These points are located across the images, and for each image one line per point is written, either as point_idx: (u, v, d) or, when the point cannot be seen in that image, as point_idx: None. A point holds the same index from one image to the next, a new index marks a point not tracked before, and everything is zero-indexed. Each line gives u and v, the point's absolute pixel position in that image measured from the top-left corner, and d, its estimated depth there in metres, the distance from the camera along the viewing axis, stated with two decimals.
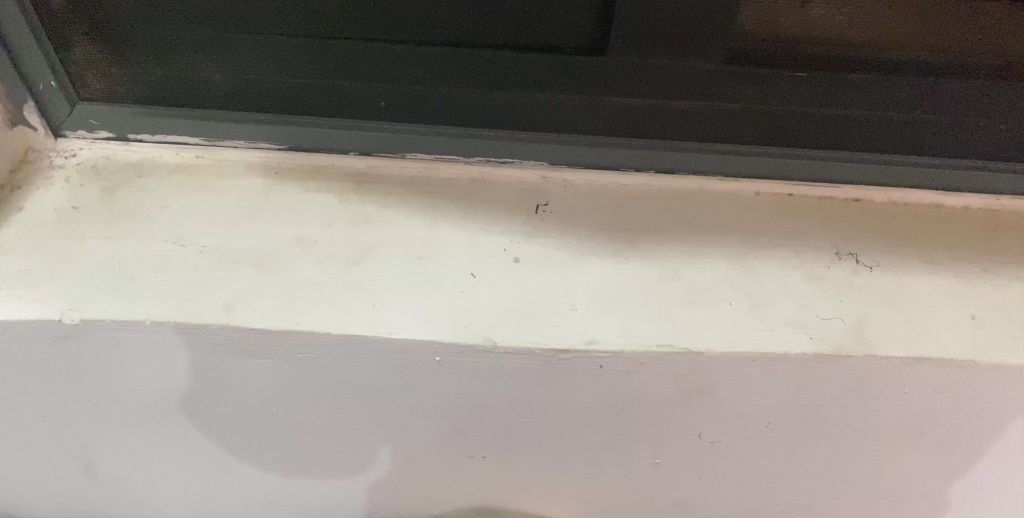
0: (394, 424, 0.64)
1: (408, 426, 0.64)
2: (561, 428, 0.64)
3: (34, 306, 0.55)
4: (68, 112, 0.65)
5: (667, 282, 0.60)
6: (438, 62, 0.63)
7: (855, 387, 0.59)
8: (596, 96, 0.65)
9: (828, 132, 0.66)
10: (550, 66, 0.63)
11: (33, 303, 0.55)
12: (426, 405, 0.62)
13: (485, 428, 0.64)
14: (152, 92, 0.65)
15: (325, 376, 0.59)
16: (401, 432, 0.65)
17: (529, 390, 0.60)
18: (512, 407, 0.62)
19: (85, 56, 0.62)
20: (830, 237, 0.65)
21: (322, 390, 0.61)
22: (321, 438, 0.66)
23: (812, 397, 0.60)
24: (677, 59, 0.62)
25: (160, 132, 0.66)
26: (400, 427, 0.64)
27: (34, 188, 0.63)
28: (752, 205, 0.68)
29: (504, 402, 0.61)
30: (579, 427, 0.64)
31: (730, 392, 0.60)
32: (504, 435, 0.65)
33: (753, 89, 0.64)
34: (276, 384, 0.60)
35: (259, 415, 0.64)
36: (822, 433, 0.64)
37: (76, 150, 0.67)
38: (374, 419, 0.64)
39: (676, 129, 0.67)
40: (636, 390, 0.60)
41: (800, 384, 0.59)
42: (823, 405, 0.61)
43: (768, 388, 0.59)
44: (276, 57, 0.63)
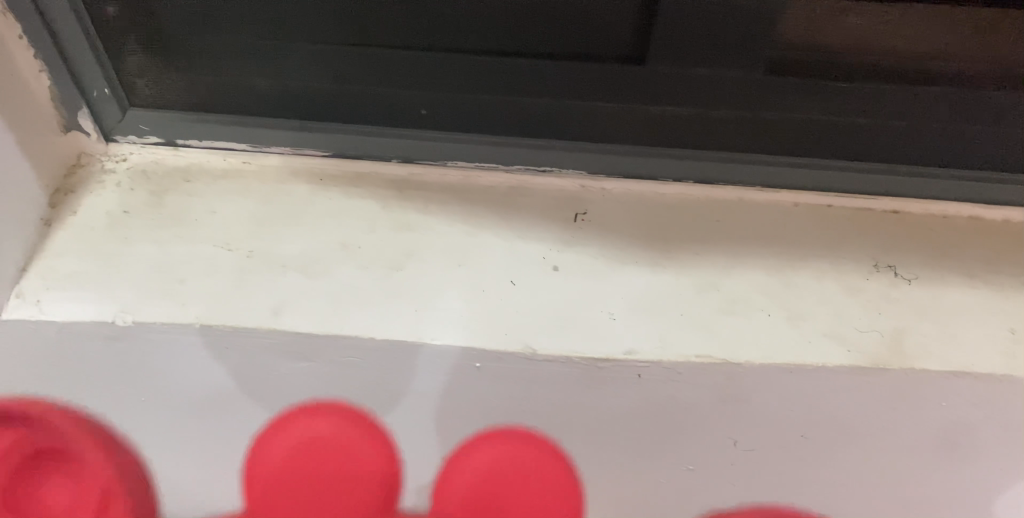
0: None
1: None
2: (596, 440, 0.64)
3: (90, 307, 0.58)
4: (119, 118, 0.66)
5: (705, 292, 0.61)
6: (480, 70, 0.65)
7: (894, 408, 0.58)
8: (634, 104, 0.66)
9: (865, 143, 0.67)
10: (590, 74, 0.65)
11: (88, 306, 0.58)
12: None
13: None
14: (202, 98, 0.67)
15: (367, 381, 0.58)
16: None
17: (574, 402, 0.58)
18: None
19: (137, 63, 0.64)
20: (868, 248, 0.64)
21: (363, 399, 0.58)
22: None
23: (855, 418, 0.58)
24: (716, 67, 0.63)
25: (206, 137, 0.67)
26: None
27: (86, 192, 0.65)
28: (789, 218, 0.67)
29: None
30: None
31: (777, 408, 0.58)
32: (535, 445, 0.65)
33: (790, 99, 0.65)
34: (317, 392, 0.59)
35: None
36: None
37: (126, 154, 0.68)
38: None
39: (713, 138, 0.68)
40: (682, 407, 0.58)
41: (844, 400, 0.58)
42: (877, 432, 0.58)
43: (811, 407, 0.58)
44: (322, 64, 0.65)
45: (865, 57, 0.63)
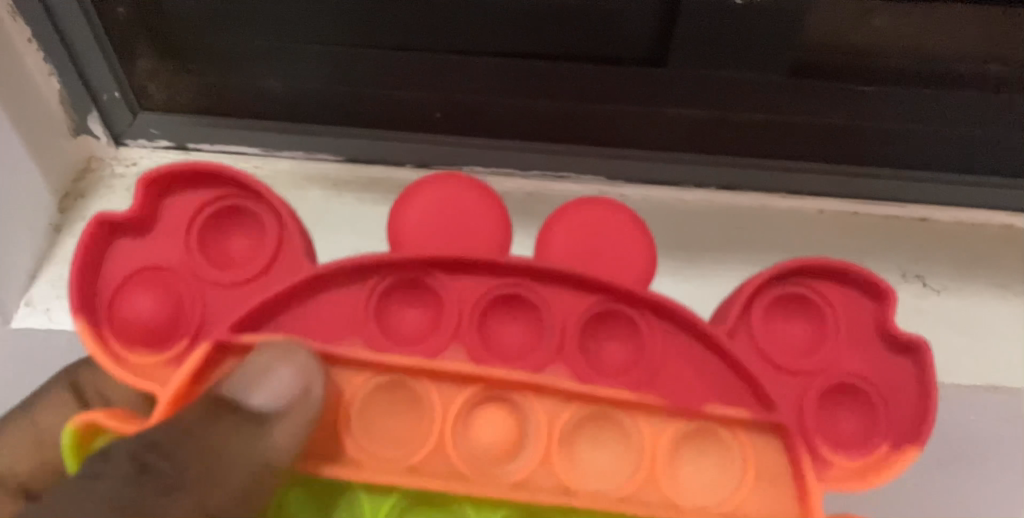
0: None
1: None
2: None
3: None
4: (129, 122, 0.65)
5: None
6: (497, 73, 0.63)
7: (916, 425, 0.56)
8: (656, 106, 0.64)
9: (894, 149, 0.65)
10: (610, 76, 0.63)
11: None
12: None
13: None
14: (212, 101, 0.65)
15: None
16: None
17: None
18: None
19: (146, 67, 0.63)
20: (894, 257, 0.63)
21: None
22: None
23: None
24: (741, 70, 0.61)
25: (218, 141, 0.66)
26: None
27: (97, 197, 0.64)
28: (811, 226, 0.65)
29: None
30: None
31: None
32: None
33: (818, 104, 0.63)
34: None
35: None
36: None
37: (136, 159, 0.66)
38: None
39: (736, 142, 0.66)
40: None
41: None
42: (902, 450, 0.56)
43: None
44: (336, 67, 0.64)
45: (897, 59, 0.61)
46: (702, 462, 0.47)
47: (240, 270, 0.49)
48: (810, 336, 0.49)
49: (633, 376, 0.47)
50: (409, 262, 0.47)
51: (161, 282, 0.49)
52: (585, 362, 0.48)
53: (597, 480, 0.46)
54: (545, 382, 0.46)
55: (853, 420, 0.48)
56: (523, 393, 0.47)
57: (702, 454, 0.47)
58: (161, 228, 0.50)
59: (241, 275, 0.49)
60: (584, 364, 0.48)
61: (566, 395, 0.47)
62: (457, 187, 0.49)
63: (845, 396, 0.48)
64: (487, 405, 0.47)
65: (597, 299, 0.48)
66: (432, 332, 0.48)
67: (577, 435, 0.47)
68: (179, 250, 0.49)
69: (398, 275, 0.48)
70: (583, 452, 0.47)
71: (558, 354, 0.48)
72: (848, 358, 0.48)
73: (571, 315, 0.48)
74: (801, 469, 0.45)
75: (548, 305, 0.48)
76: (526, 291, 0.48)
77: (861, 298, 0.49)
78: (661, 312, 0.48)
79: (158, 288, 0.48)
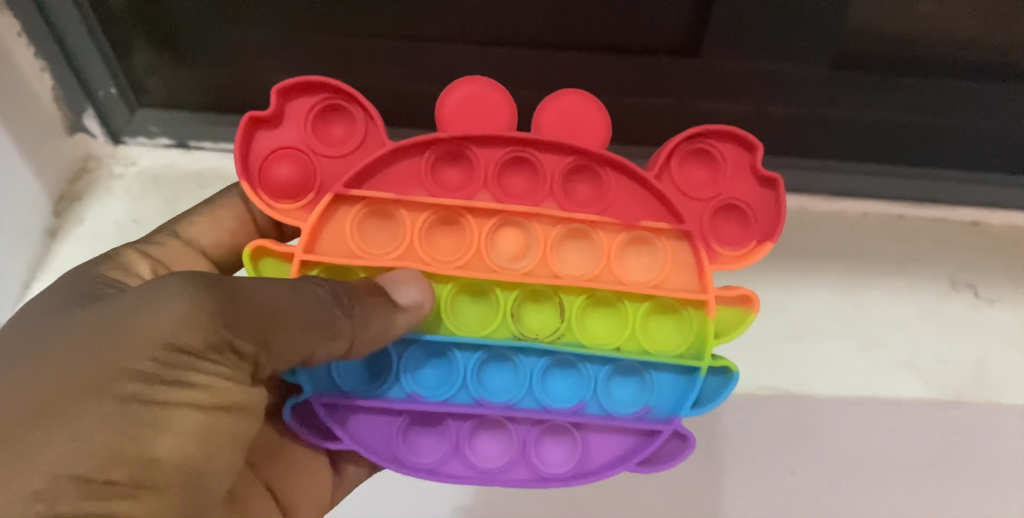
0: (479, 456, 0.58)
1: None
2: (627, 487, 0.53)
3: None
4: (128, 119, 0.61)
5: (768, 316, 0.55)
6: (522, 64, 0.61)
7: (961, 444, 0.52)
8: (686, 99, 0.61)
9: (941, 148, 0.60)
10: (636, 69, 0.60)
11: None
12: None
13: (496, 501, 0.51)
14: (214, 98, 0.62)
15: None
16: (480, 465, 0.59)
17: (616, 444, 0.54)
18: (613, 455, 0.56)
19: (146, 61, 0.59)
20: (944, 263, 0.58)
21: None
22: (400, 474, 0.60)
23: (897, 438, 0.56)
24: (778, 61, 0.57)
25: (222, 139, 0.62)
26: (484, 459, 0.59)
27: (95, 198, 0.61)
28: (858, 230, 0.59)
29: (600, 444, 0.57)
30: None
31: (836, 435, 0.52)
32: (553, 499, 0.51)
33: (864, 98, 0.59)
34: None
35: None
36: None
37: (135, 158, 0.62)
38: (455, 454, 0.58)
39: (773, 140, 0.62)
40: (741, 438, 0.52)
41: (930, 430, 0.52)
42: (955, 466, 0.52)
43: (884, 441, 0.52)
44: (350, 61, 0.60)
45: (949, 51, 0.56)
46: (644, 258, 0.40)
47: (364, 135, 0.39)
48: (710, 174, 0.40)
49: (620, 204, 0.39)
50: (444, 139, 0.39)
51: (293, 156, 0.39)
52: (566, 198, 0.39)
53: (578, 274, 0.40)
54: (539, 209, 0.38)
55: (736, 226, 0.39)
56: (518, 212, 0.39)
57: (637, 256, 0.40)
58: (285, 105, 0.39)
59: (364, 138, 0.39)
60: (568, 201, 0.39)
61: (556, 224, 0.39)
62: (473, 91, 0.39)
63: (730, 211, 0.39)
64: (505, 230, 0.40)
65: (585, 153, 0.39)
66: (444, 183, 0.40)
67: (557, 243, 0.40)
68: (303, 123, 0.39)
69: (433, 148, 0.39)
70: (564, 248, 0.40)
71: (554, 190, 0.39)
72: (739, 185, 0.39)
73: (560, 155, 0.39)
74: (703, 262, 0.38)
75: (540, 153, 0.39)
76: (529, 151, 0.39)
77: (740, 148, 0.39)
78: (624, 164, 0.39)
79: (291, 159, 0.39)
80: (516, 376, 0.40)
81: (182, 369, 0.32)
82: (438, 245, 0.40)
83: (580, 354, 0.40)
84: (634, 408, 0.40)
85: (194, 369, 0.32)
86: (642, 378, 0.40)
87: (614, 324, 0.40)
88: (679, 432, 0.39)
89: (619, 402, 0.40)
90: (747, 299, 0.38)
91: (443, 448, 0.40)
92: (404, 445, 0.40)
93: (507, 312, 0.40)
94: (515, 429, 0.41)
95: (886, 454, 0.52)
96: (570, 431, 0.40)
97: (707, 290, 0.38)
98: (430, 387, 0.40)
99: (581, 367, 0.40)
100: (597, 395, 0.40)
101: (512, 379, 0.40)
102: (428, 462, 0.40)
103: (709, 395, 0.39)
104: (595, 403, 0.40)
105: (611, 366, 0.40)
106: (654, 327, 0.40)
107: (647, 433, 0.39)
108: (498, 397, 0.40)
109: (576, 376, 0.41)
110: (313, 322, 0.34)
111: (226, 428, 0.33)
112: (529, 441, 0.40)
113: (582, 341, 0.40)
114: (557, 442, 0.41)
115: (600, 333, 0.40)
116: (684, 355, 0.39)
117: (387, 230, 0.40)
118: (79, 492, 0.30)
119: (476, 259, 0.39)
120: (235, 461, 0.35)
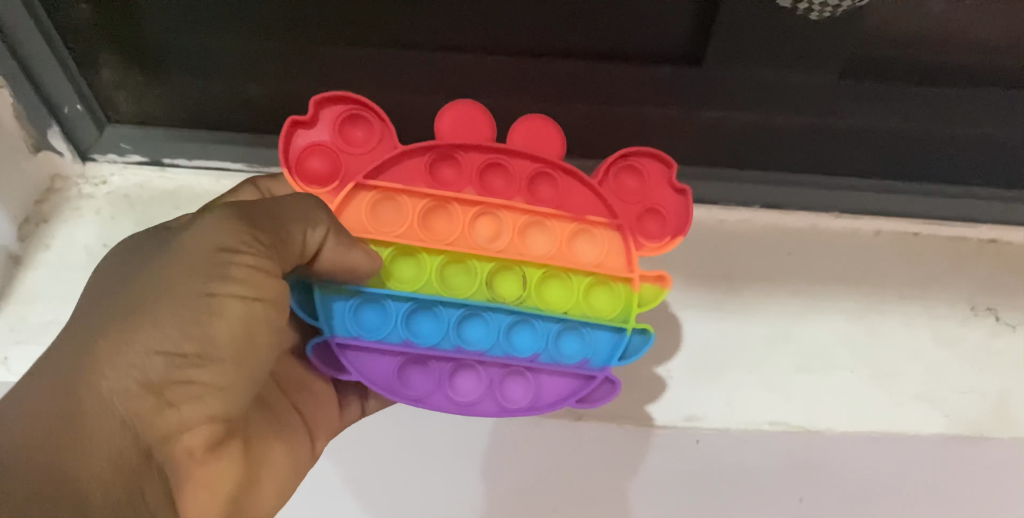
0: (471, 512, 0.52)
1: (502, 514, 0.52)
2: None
3: None
4: (97, 136, 0.57)
5: (778, 345, 0.52)
6: (520, 73, 0.57)
7: (978, 475, 0.50)
8: (689, 110, 0.58)
9: (951, 160, 0.58)
10: (638, 79, 0.57)
11: None
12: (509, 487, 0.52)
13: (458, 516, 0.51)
14: (190, 113, 0.58)
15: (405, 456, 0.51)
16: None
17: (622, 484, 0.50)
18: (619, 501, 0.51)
19: (113, 77, 0.56)
20: (964, 284, 0.55)
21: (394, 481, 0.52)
22: None
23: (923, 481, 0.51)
24: (786, 69, 0.55)
25: (199, 156, 0.57)
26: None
27: (63, 221, 0.56)
28: (873, 253, 0.56)
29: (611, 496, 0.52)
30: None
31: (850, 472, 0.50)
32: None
33: (870, 106, 0.57)
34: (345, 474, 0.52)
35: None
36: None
37: (106, 176, 0.57)
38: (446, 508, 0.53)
39: (780, 155, 0.59)
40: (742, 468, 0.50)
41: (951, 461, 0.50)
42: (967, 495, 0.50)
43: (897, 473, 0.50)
44: (336, 69, 0.58)
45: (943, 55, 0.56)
46: (597, 245, 0.43)
47: (385, 137, 0.42)
48: (639, 183, 0.44)
49: (578, 203, 0.43)
50: (440, 143, 0.42)
51: (323, 153, 0.42)
52: (533, 195, 0.43)
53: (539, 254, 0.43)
54: (509, 203, 0.42)
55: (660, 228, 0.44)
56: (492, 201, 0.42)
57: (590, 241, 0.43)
58: (318, 109, 0.42)
59: (379, 139, 0.42)
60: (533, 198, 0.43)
61: (526, 215, 0.42)
62: (466, 109, 0.43)
63: (653, 215, 0.44)
64: (483, 219, 0.42)
65: (550, 161, 0.43)
66: (438, 177, 0.43)
67: (528, 230, 0.43)
68: (332, 125, 0.42)
69: (434, 150, 0.42)
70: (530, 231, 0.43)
71: (522, 188, 0.43)
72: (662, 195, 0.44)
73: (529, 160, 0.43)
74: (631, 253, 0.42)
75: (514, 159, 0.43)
76: (505, 158, 0.43)
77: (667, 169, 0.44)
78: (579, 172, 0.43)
79: (324, 154, 0.42)
80: (491, 325, 0.42)
81: (222, 264, 0.36)
82: (432, 230, 0.42)
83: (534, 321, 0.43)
84: (583, 358, 0.43)
85: (231, 261, 0.37)
86: (583, 333, 0.43)
87: (568, 290, 0.43)
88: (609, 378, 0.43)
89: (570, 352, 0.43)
90: (657, 277, 0.43)
91: (425, 384, 0.42)
92: (393, 380, 0.42)
93: (483, 282, 0.42)
94: (483, 369, 0.43)
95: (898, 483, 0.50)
96: (524, 373, 0.43)
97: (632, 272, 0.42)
98: (423, 335, 0.42)
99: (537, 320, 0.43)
100: (554, 344, 0.43)
101: (485, 329, 0.43)
102: (410, 393, 0.42)
103: (635, 348, 0.43)
104: (549, 353, 0.43)
105: (563, 323, 0.43)
106: (597, 296, 0.43)
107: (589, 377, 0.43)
108: (473, 344, 0.42)
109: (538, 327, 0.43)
110: (299, 224, 0.39)
111: (262, 318, 0.37)
112: (496, 379, 0.43)
113: (538, 307, 0.42)
114: (519, 383, 0.43)
115: (559, 298, 0.43)
116: (616, 320, 0.42)
117: (390, 215, 0.42)
118: (165, 362, 0.34)
119: (458, 243, 0.42)
120: (271, 347, 0.38)
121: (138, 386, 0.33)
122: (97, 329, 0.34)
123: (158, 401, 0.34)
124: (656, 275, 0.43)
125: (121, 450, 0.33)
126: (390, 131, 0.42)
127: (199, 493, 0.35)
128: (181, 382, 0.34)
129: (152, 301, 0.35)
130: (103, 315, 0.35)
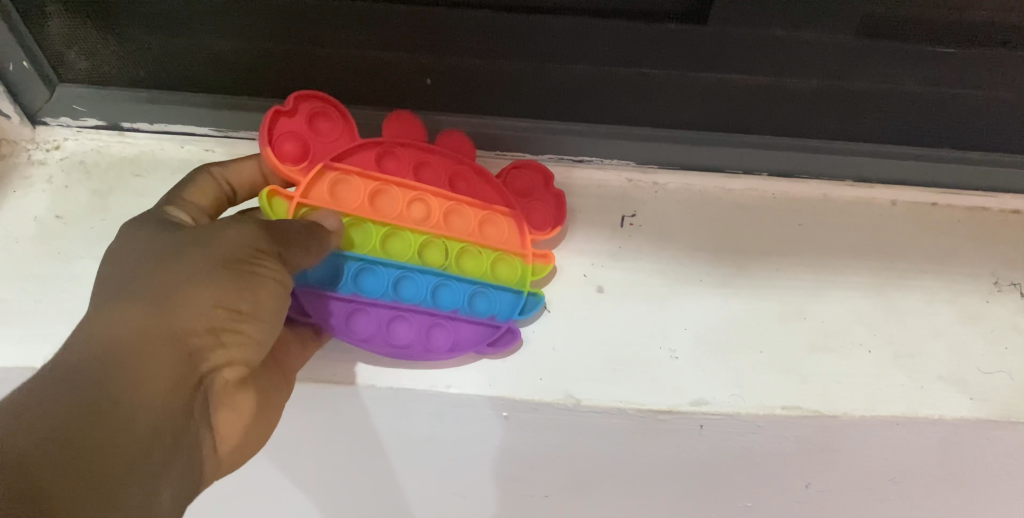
0: (462, 460, 0.52)
1: (492, 462, 0.52)
2: (617, 462, 0.51)
3: None
4: (47, 97, 0.52)
5: (792, 324, 0.49)
6: (503, 28, 0.51)
7: (985, 449, 0.49)
8: (691, 72, 0.52)
9: (972, 124, 0.54)
10: (640, 35, 0.50)
11: None
12: (502, 449, 0.50)
13: (436, 461, 0.53)
14: (150, 73, 0.53)
15: (387, 423, 0.48)
16: (460, 467, 0.53)
17: (617, 445, 0.49)
18: (611, 456, 0.50)
19: (63, 31, 0.50)
20: (986, 258, 0.53)
21: (381, 440, 0.50)
22: (375, 473, 0.54)
23: (930, 455, 0.49)
24: (795, 28, 0.49)
25: (160, 119, 0.53)
26: (467, 464, 0.52)
27: (10, 191, 0.51)
28: (888, 222, 0.54)
29: (605, 455, 0.50)
30: (648, 482, 0.53)
31: (855, 447, 0.49)
32: (497, 466, 0.52)
33: (892, 68, 0.51)
34: (329, 434, 0.50)
35: (324, 457, 0.53)
36: (941, 479, 0.52)
37: (59, 141, 0.53)
38: (437, 457, 0.52)
39: (789, 117, 0.54)
40: (741, 445, 0.48)
41: (967, 440, 0.48)
42: (962, 461, 0.50)
43: (908, 447, 0.49)
44: (298, 25, 0.51)
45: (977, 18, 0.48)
46: (502, 232, 0.48)
47: (347, 131, 0.46)
48: (526, 187, 0.50)
49: (488, 197, 0.48)
50: (388, 140, 0.47)
51: (300, 138, 0.45)
52: (455, 187, 0.48)
53: (463, 233, 0.47)
54: (437, 190, 0.47)
55: (545, 217, 0.49)
56: (425, 187, 0.46)
57: (501, 229, 0.48)
58: (297, 102, 0.45)
59: (345, 134, 0.46)
60: (455, 190, 0.48)
61: (450, 201, 0.47)
62: (406, 121, 0.48)
63: (537, 211, 0.49)
64: (417, 203, 0.46)
65: (468, 164, 0.48)
66: (380, 168, 0.46)
67: (454, 214, 0.47)
68: (308, 116, 0.45)
69: (382, 145, 0.46)
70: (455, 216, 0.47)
71: (447, 180, 0.48)
72: (545, 196, 0.50)
73: (450, 161, 0.48)
74: (527, 236, 0.48)
75: (439, 159, 0.48)
76: (432, 157, 0.48)
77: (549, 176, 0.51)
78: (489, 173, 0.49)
79: (294, 140, 0.44)
80: (421, 282, 0.45)
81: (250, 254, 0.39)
82: (377, 210, 0.45)
83: (455, 284, 0.46)
84: (491, 313, 0.46)
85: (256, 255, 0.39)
86: (490, 293, 0.46)
87: (479, 261, 0.47)
88: (512, 329, 0.46)
89: (484, 309, 0.46)
90: (543, 256, 0.48)
91: (363, 329, 0.44)
92: (339, 324, 0.44)
93: (418, 250, 0.46)
94: (415, 317, 0.45)
95: (901, 452, 0.49)
96: (447, 323, 0.45)
97: (529, 250, 0.48)
98: (366, 287, 0.44)
99: (457, 280, 0.46)
100: (470, 302, 0.46)
101: (416, 286, 0.45)
102: (351, 335, 0.44)
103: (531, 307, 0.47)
104: (468, 309, 0.46)
105: (477, 285, 0.46)
106: (500, 268, 0.47)
107: (500, 328, 0.46)
108: (406, 300, 0.45)
109: (461, 285, 0.46)
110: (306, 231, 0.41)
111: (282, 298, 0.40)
112: (425, 326, 0.45)
113: (457, 274, 0.46)
114: (445, 330, 0.45)
115: (474, 268, 0.47)
116: (514, 286, 0.47)
117: (345, 196, 0.45)
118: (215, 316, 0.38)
119: (400, 221, 0.45)
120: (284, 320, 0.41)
121: (199, 328, 0.37)
122: (154, 278, 0.37)
123: (214, 341, 0.38)
124: (542, 254, 0.48)
125: (181, 377, 0.36)
126: (348, 129, 0.46)
127: (225, 414, 0.39)
128: (230, 329, 0.38)
129: (203, 259, 0.38)
130: (149, 269, 0.37)
